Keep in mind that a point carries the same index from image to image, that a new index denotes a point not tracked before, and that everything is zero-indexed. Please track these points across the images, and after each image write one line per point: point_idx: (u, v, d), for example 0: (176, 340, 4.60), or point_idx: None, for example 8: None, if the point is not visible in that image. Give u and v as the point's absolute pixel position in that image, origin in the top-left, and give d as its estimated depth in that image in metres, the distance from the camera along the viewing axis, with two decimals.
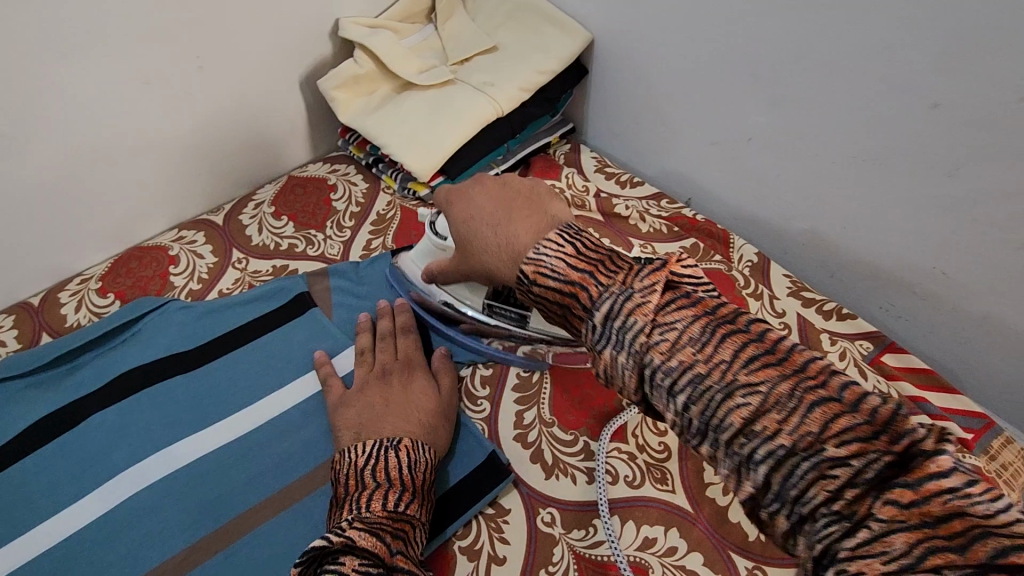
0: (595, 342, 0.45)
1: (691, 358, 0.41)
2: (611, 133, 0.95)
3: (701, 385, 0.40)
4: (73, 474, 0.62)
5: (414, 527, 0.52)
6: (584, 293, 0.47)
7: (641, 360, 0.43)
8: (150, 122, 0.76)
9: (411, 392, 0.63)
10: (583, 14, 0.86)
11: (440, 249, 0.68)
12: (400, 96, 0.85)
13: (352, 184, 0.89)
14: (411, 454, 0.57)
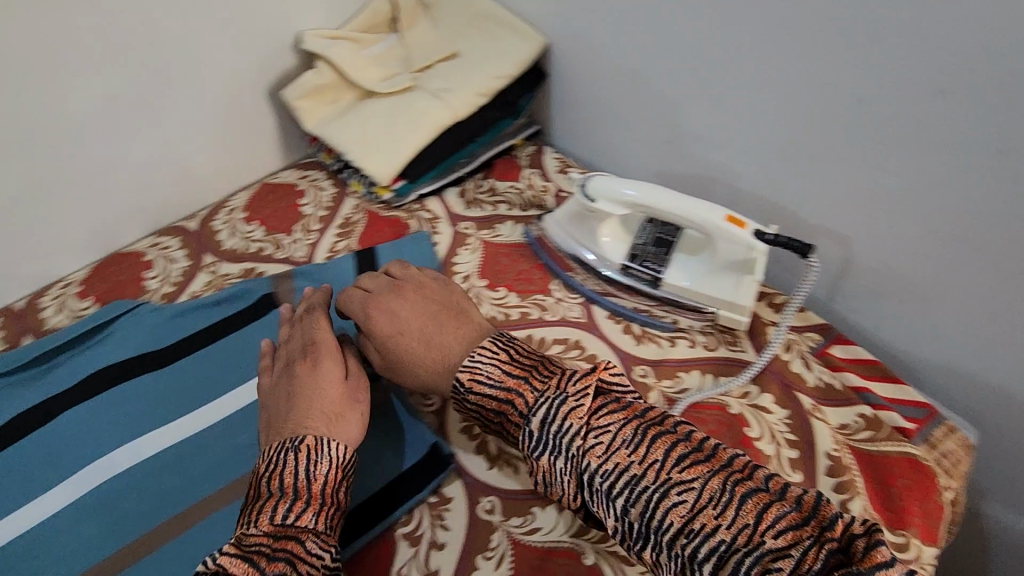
0: (532, 449, 0.50)
1: (626, 461, 0.47)
2: (576, 135, 0.97)
3: (639, 485, 0.46)
4: (43, 466, 0.65)
5: (308, 538, 0.48)
6: (521, 399, 0.53)
7: (581, 465, 0.48)
8: (122, 133, 0.80)
9: (320, 393, 0.57)
10: (536, 19, 0.89)
11: (587, 210, 0.72)
12: (362, 103, 0.88)
13: (320, 190, 0.93)
14: (313, 457, 0.52)
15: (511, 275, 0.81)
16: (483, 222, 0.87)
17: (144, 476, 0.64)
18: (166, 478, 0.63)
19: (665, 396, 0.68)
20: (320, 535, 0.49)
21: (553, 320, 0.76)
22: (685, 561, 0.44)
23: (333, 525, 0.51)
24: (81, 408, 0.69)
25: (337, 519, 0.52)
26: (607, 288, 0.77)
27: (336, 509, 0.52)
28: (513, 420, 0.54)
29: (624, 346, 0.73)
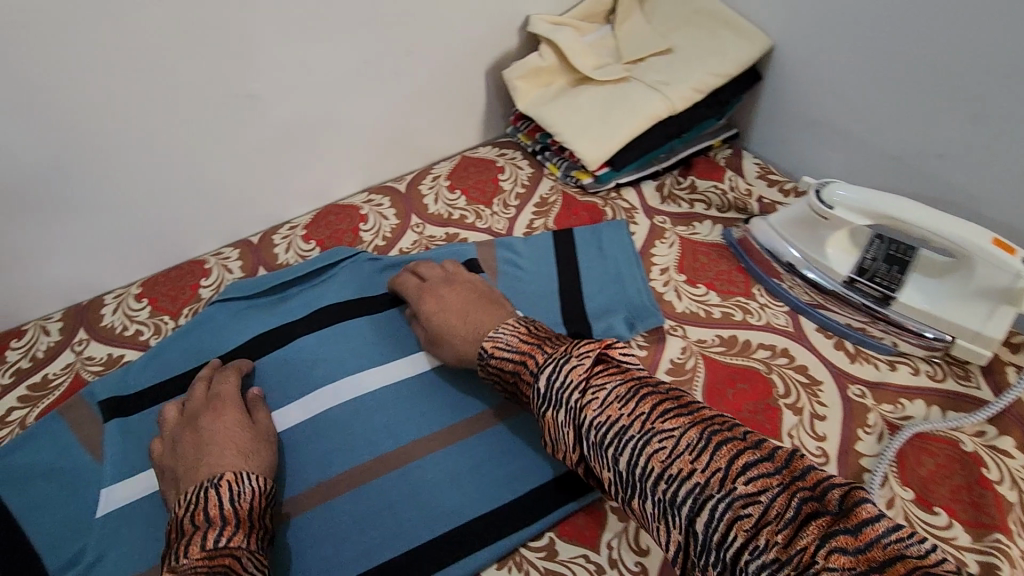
0: (540, 404, 0.54)
1: (617, 413, 0.49)
2: (779, 141, 0.94)
3: (624, 434, 0.48)
4: (280, 384, 0.72)
5: (240, 554, 0.51)
6: (532, 360, 0.57)
7: (578, 418, 0.51)
8: (364, 97, 0.86)
9: (260, 450, 0.62)
10: (764, 21, 0.87)
11: (821, 216, 0.70)
12: (576, 89, 0.90)
13: (519, 168, 0.96)
14: (234, 487, 0.55)
15: (713, 274, 0.80)
16: (681, 218, 0.87)
17: (369, 409, 0.69)
18: (388, 413, 0.69)
19: (886, 420, 0.65)
20: (252, 552, 0.52)
21: (757, 325, 0.74)
22: (664, 507, 0.46)
23: (263, 544, 0.55)
24: (310, 339, 0.75)
25: (266, 538, 0.55)
26: (819, 299, 0.75)
27: (263, 530, 0.55)
28: (526, 380, 0.57)
29: (836, 361, 0.70)
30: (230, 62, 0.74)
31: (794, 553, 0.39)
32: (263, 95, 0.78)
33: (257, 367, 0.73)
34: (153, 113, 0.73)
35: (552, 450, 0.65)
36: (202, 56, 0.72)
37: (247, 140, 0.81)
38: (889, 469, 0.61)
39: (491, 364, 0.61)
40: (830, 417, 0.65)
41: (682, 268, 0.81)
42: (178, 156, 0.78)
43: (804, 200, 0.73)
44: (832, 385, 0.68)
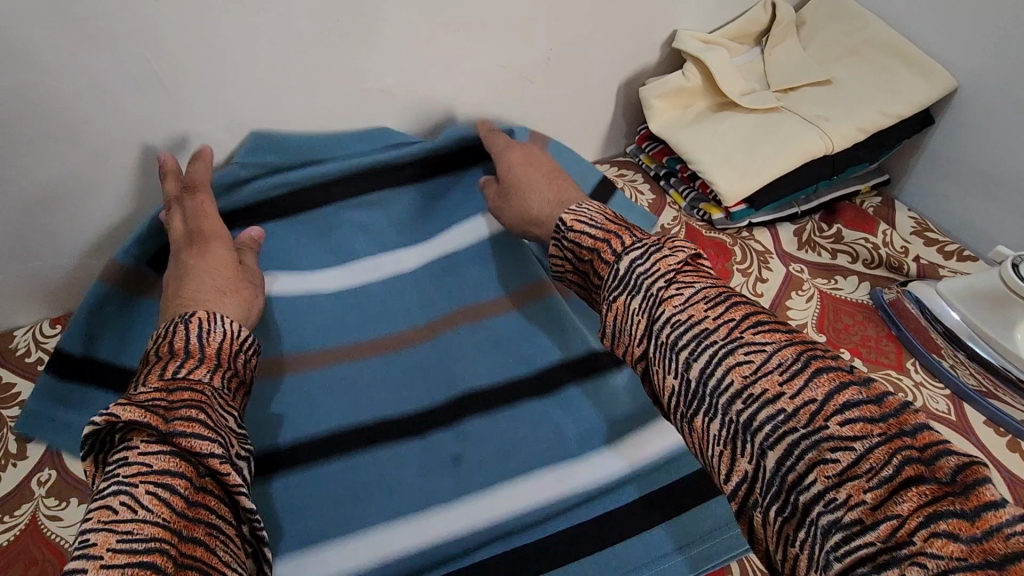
0: (614, 287, 0.51)
1: (701, 313, 0.45)
2: (939, 196, 0.84)
3: (706, 340, 0.44)
4: (350, 311, 0.71)
5: (202, 388, 0.49)
6: (617, 241, 0.54)
7: (653, 311, 0.47)
8: (493, 101, 0.82)
9: (239, 294, 0.62)
10: (950, 61, 0.77)
11: (1019, 294, 0.60)
12: (718, 114, 0.83)
13: (639, 192, 0.89)
14: (203, 323, 0.54)
15: (857, 338, 0.71)
16: (821, 269, 0.78)
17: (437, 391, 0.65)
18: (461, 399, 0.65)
19: None
20: (217, 390, 0.50)
21: (913, 407, 0.65)
22: (736, 431, 0.42)
23: (232, 389, 0.52)
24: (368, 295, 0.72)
25: (236, 386, 0.53)
26: (991, 386, 0.65)
27: (231, 375, 0.53)
28: (604, 258, 0.54)
29: (1009, 465, 0.61)
30: (368, 52, 0.70)
31: (886, 518, 0.34)
32: (395, 91, 0.75)
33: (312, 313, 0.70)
34: (285, 97, 0.70)
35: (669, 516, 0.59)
36: (342, 44, 0.68)
37: (370, 134, 0.78)
38: None
39: (569, 246, 0.59)
40: None
41: (821, 330, 0.72)
42: (301, 144, 0.75)
43: (995, 271, 0.63)
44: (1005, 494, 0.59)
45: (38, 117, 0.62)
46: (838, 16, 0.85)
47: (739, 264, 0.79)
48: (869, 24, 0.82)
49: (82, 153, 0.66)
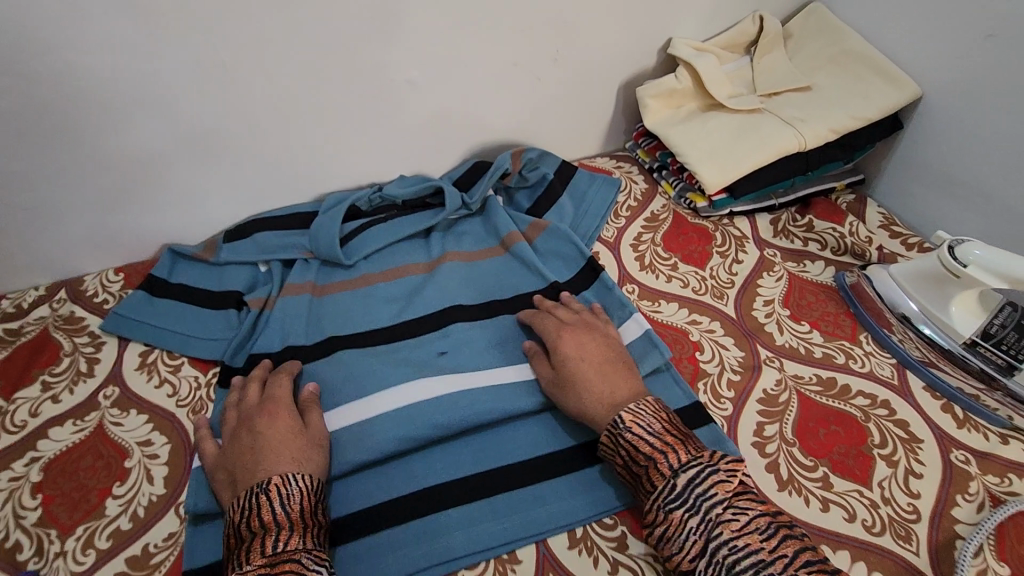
0: (670, 501, 0.55)
1: (757, 543, 0.51)
2: (908, 194, 0.92)
3: (762, 566, 0.50)
4: (381, 269, 0.86)
5: (301, 556, 0.53)
6: (674, 455, 0.57)
7: (711, 531, 0.52)
8: (505, 95, 0.93)
9: (314, 451, 0.63)
10: (916, 71, 0.86)
11: (952, 271, 0.68)
12: (706, 114, 0.92)
13: (633, 182, 0.99)
14: (280, 491, 0.56)
15: (817, 313, 0.80)
16: (792, 255, 0.87)
17: (437, 349, 0.76)
18: (456, 353, 0.75)
19: (989, 491, 0.63)
20: (310, 551, 0.54)
21: (859, 371, 0.73)
22: None
23: (321, 542, 0.57)
24: (389, 283, 0.84)
25: (322, 535, 0.57)
26: (932, 355, 0.72)
27: (317, 528, 0.57)
28: (660, 470, 0.56)
29: (940, 423, 0.68)
30: (398, 49, 0.82)
31: None
32: (418, 82, 0.86)
33: (343, 297, 0.82)
34: (326, 84, 0.82)
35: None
36: (376, 40, 0.80)
37: (396, 119, 0.89)
38: (987, 541, 0.59)
39: (623, 450, 0.60)
40: (927, 476, 0.64)
41: (787, 306, 0.81)
42: (337, 125, 0.87)
43: (935, 253, 0.71)
44: (932, 445, 0.66)
45: (126, 92, 0.74)
46: (820, 30, 0.94)
47: (718, 247, 0.88)
48: (847, 37, 0.91)
49: (158, 125, 0.79)
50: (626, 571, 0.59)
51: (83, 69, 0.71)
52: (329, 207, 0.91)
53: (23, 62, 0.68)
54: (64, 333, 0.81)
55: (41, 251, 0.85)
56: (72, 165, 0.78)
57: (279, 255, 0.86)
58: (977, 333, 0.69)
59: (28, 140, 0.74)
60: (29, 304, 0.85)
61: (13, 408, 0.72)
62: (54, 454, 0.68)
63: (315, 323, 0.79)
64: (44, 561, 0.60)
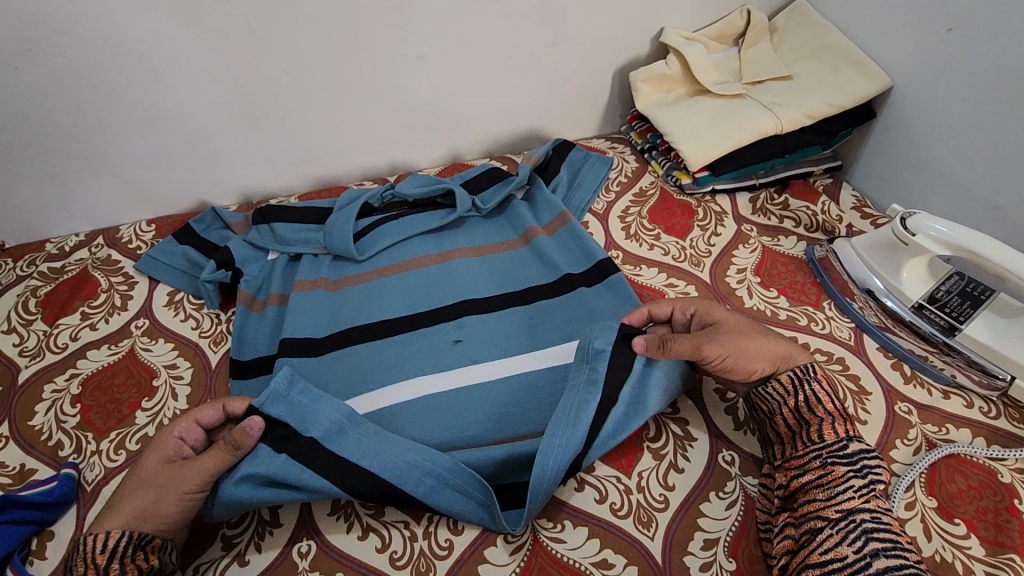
0: (840, 459, 0.59)
1: (898, 530, 0.55)
2: (880, 179, 0.99)
3: (899, 549, 0.53)
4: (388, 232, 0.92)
5: None
6: (851, 429, 0.62)
7: (865, 497, 0.57)
8: (508, 74, 1.01)
9: (147, 489, 0.59)
10: (888, 62, 0.92)
11: (901, 237, 0.75)
12: (692, 98, 1.00)
13: (625, 161, 1.06)
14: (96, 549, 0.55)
15: (785, 282, 0.86)
16: (767, 230, 0.94)
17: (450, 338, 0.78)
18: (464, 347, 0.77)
19: (927, 437, 0.69)
20: None
21: (820, 332, 0.80)
22: None
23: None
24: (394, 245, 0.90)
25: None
26: (888, 320, 0.78)
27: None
28: (834, 431, 0.61)
29: (889, 379, 0.75)
30: (411, 27, 0.90)
31: None
32: (428, 58, 0.94)
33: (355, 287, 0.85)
34: (345, 57, 0.90)
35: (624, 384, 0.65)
36: (391, 18, 0.88)
37: (406, 92, 0.98)
38: (918, 477, 0.65)
39: (799, 397, 0.64)
40: (871, 422, 0.70)
41: (761, 276, 0.87)
42: (352, 96, 0.96)
43: (889, 224, 0.77)
44: (880, 397, 0.73)
45: (165, 56, 0.83)
46: (803, 24, 1.01)
47: (699, 221, 0.95)
48: (828, 32, 0.98)
49: (192, 88, 0.87)
50: (592, 489, 0.65)
51: (128, 32, 0.79)
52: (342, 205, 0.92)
53: (80, 24, 0.77)
54: (102, 272, 0.90)
55: (83, 198, 0.95)
56: (112, 120, 0.87)
57: (289, 243, 0.88)
58: (921, 297, 0.77)
59: (79, 97, 0.83)
60: (71, 248, 0.94)
61: (56, 332, 0.81)
62: (91, 371, 0.77)
63: (334, 313, 0.81)
64: (83, 457, 0.69)
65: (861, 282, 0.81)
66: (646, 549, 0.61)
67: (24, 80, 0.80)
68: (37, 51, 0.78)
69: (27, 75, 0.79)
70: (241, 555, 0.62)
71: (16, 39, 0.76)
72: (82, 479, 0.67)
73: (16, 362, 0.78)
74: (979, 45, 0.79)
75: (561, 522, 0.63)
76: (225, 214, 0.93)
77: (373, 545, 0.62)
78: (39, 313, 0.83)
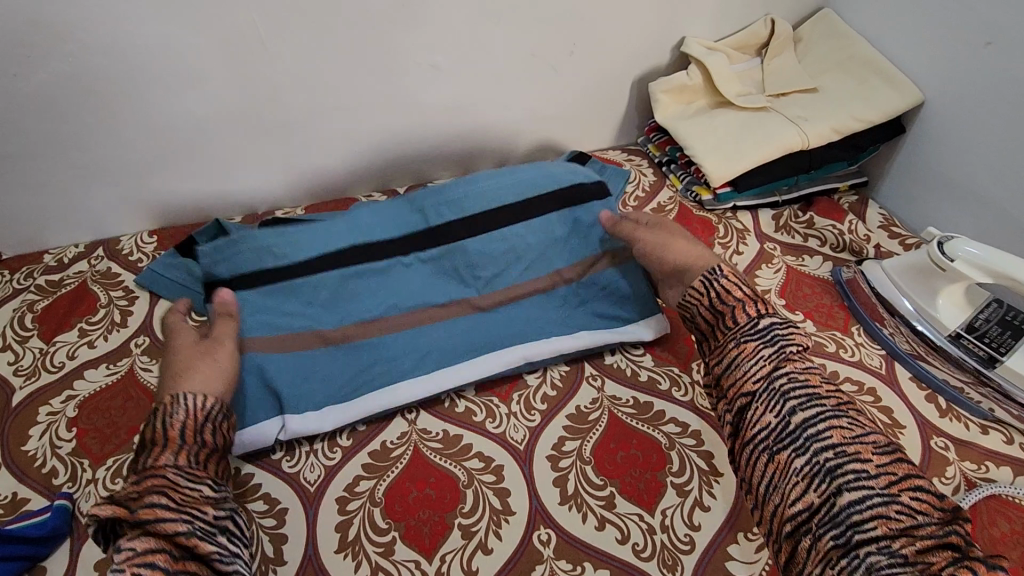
0: (751, 335, 0.63)
1: (815, 381, 0.60)
2: (908, 196, 0.95)
3: (815, 399, 0.58)
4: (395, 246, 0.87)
5: (166, 471, 0.55)
6: (760, 305, 0.65)
7: (777, 363, 0.61)
8: (523, 84, 0.98)
9: (202, 359, 0.65)
10: (920, 77, 0.89)
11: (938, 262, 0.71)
12: (714, 111, 0.97)
13: (643, 174, 1.02)
14: (168, 409, 0.59)
15: (813, 306, 0.82)
16: (791, 249, 0.90)
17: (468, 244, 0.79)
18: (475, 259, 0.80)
19: (966, 475, 0.66)
20: (182, 469, 0.57)
21: (850, 359, 0.76)
22: (818, 471, 0.54)
23: (200, 461, 0.58)
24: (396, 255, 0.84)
25: (205, 455, 0.59)
26: (922, 348, 0.75)
27: (199, 447, 0.59)
28: (743, 314, 0.65)
29: (924, 412, 0.71)
30: (425, 34, 0.87)
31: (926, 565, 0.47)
32: (441, 66, 0.91)
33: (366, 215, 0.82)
34: (356, 65, 0.87)
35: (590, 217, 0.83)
36: (405, 24, 0.85)
37: (418, 101, 0.95)
38: None
39: (711, 295, 0.68)
40: (906, 459, 0.67)
41: (787, 300, 0.83)
42: (363, 105, 0.93)
43: (925, 248, 0.74)
44: (915, 431, 0.69)
45: (169, 62, 0.80)
46: (830, 35, 0.97)
47: (721, 239, 0.91)
48: (856, 43, 0.94)
49: (197, 96, 0.84)
50: (613, 527, 0.62)
51: (131, 38, 0.76)
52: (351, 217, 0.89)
53: (81, 30, 0.74)
54: (101, 286, 0.86)
55: (83, 209, 0.91)
56: (114, 128, 0.84)
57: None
58: (959, 326, 0.73)
59: (80, 105, 0.80)
60: (70, 260, 0.91)
61: (53, 350, 0.78)
62: (89, 393, 0.74)
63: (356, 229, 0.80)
64: (78, 486, 0.65)
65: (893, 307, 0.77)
66: None
67: (23, 87, 0.77)
68: (36, 58, 0.75)
69: (26, 82, 0.76)
70: None
71: (15, 46, 0.73)
72: (77, 510, 0.63)
73: (10, 382, 0.75)
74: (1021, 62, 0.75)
75: (582, 563, 0.60)
76: (230, 227, 0.89)
77: None
78: (35, 329, 0.80)
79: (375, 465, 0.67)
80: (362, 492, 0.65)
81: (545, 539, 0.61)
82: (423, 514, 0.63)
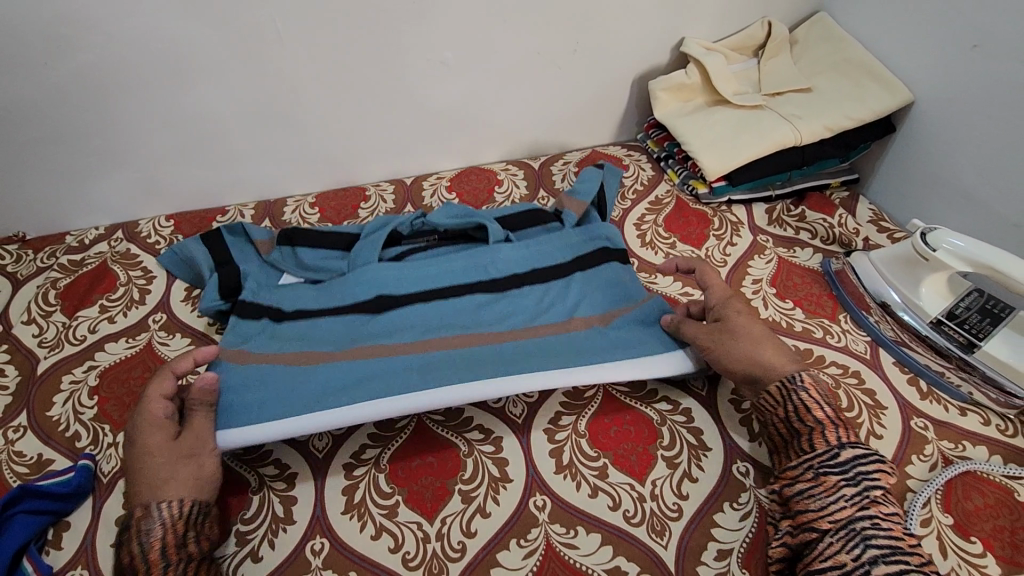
0: (835, 472, 0.57)
1: (901, 533, 0.53)
2: (896, 193, 0.99)
3: (898, 552, 0.51)
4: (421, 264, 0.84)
5: None
6: (843, 432, 0.60)
7: (862, 506, 0.54)
8: (528, 81, 1.01)
9: (182, 464, 0.59)
10: (910, 78, 0.92)
11: (921, 253, 0.75)
12: (711, 109, 1.00)
13: (642, 169, 1.06)
14: (141, 526, 0.54)
15: (802, 293, 0.86)
16: (783, 241, 0.94)
17: (478, 302, 0.78)
18: (491, 307, 0.78)
19: (943, 453, 0.69)
20: None
21: (836, 345, 0.80)
22: None
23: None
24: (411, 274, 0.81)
25: (193, 568, 0.55)
26: (904, 334, 0.78)
27: (185, 562, 0.55)
28: (825, 437, 0.59)
29: (905, 394, 0.74)
30: (434, 32, 0.91)
31: None
32: (450, 63, 0.95)
33: (383, 268, 0.80)
34: (368, 60, 0.91)
35: (613, 275, 0.81)
36: (416, 23, 0.89)
37: (427, 96, 0.99)
38: (934, 493, 0.65)
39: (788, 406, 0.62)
40: (887, 437, 0.70)
41: (777, 286, 0.87)
42: (374, 98, 0.96)
43: (909, 240, 0.77)
44: (896, 412, 0.72)
45: (190, 55, 0.84)
46: (824, 37, 1.01)
47: (715, 231, 0.95)
48: (849, 46, 0.98)
49: (217, 87, 0.88)
50: (605, 495, 0.65)
51: (156, 31, 0.80)
52: (370, 230, 0.88)
53: (109, 23, 0.78)
54: (121, 266, 0.90)
55: (105, 192, 0.96)
56: (137, 116, 0.88)
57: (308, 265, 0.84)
58: (940, 312, 0.76)
59: (106, 93, 0.85)
60: (91, 241, 0.95)
61: (75, 324, 0.82)
62: (109, 364, 0.77)
63: (365, 284, 0.79)
64: (99, 449, 0.69)
65: (878, 295, 0.81)
66: (660, 558, 0.61)
67: (54, 75, 0.81)
68: (67, 48, 0.79)
69: (55, 71, 0.81)
70: (254, 551, 0.62)
71: (47, 36, 0.77)
72: (98, 471, 0.67)
73: (35, 353, 0.79)
74: (1003, 64, 0.79)
75: (574, 527, 0.63)
76: (251, 228, 0.86)
77: (387, 545, 0.62)
78: (58, 305, 0.84)
79: (380, 434, 0.71)
80: (368, 459, 0.68)
81: (540, 504, 0.65)
82: (425, 480, 0.67)
